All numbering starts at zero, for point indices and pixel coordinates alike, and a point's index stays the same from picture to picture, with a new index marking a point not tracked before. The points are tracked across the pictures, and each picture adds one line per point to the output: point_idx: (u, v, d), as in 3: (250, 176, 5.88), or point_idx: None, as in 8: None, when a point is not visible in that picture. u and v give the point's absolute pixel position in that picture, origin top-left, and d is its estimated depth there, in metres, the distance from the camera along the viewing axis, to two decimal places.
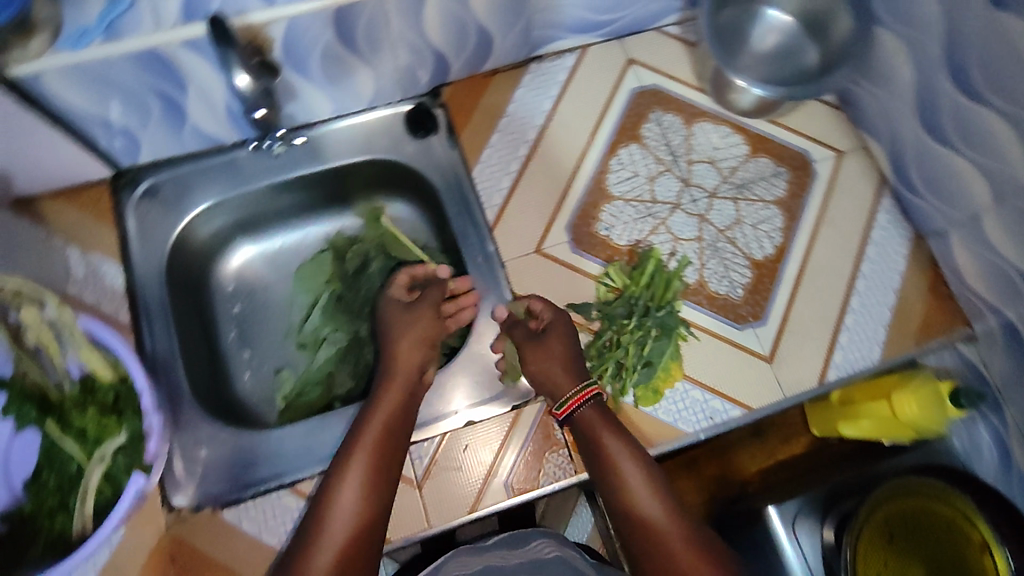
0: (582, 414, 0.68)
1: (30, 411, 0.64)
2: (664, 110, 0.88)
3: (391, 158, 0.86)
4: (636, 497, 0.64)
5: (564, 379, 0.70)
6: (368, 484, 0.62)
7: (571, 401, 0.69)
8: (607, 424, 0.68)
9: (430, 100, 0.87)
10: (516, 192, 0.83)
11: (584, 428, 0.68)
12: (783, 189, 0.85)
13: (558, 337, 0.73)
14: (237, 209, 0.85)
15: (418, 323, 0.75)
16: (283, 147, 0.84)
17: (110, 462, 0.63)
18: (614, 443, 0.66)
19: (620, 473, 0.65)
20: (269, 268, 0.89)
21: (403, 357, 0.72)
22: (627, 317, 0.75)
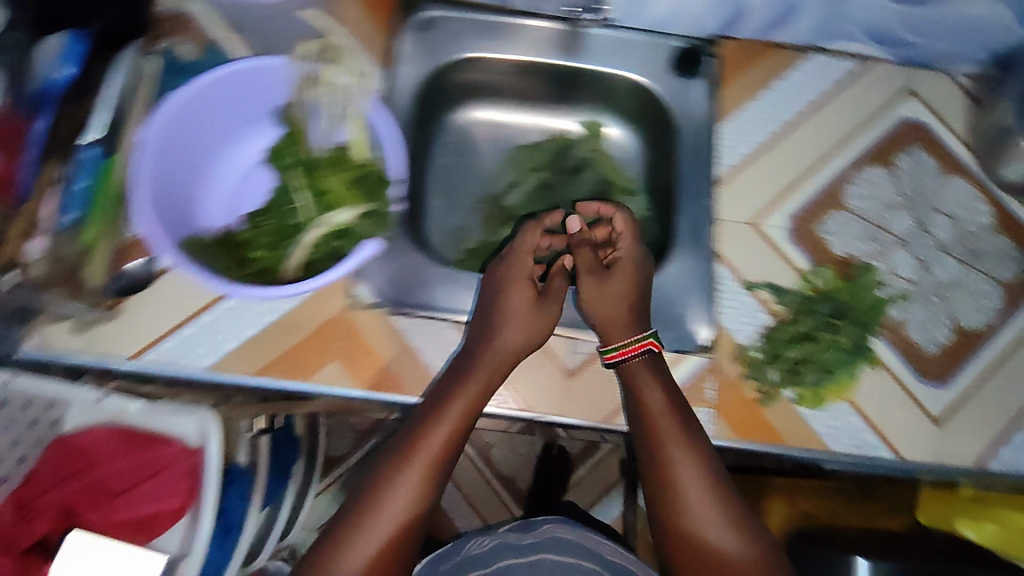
0: (633, 363, 0.71)
1: (283, 158, 0.71)
2: (925, 150, 0.84)
3: (649, 87, 0.86)
4: (679, 474, 0.69)
5: (618, 330, 0.72)
6: (443, 450, 0.68)
7: (618, 350, 0.71)
8: (650, 376, 0.71)
9: (705, 46, 0.86)
10: (756, 163, 0.82)
11: (626, 379, 0.71)
12: (1014, 274, 0.81)
13: (624, 278, 0.75)
14: (490, 72, 0.89)
15: (541, 321, 0.73)
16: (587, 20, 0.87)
17: (355, 219, 0.70)
18: (656, 396, 0.69)
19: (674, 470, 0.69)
20: (486, 137, 0.94)
21: (508, 342, 0.70)
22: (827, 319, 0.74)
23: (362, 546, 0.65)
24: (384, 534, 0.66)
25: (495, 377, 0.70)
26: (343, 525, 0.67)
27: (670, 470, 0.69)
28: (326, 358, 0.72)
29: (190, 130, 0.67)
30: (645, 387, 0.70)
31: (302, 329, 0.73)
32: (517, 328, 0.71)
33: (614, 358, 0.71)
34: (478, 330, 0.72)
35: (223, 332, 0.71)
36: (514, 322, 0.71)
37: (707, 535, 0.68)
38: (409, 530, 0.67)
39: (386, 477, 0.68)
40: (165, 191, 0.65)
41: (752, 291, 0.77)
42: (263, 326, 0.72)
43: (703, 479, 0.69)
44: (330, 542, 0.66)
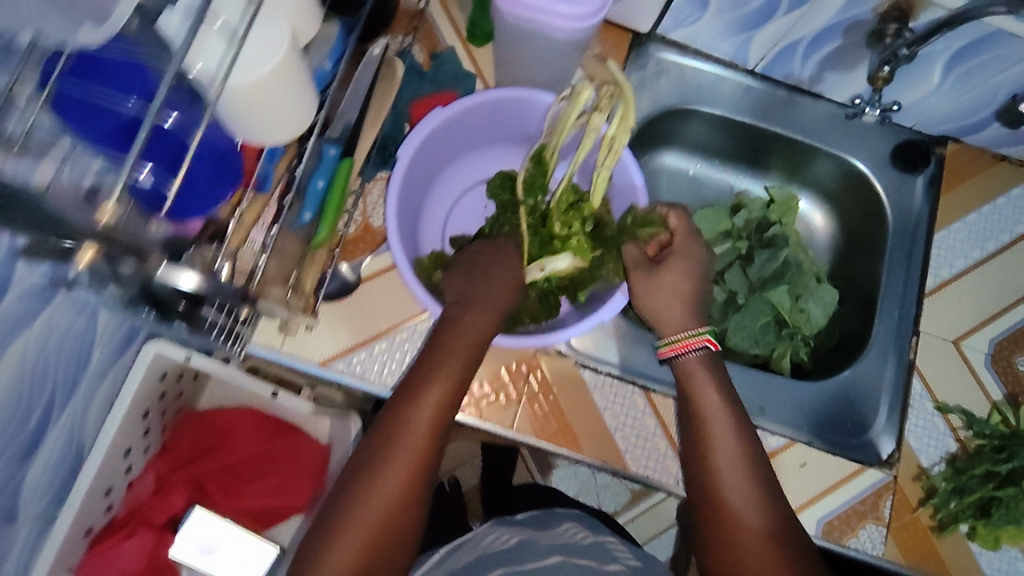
0: (687, 358, 0.66)
1: (504, 194, 0.70)
2: None
3: (863, 170, 0.84)
4: (719, 445, 0.62)
5: (671, 323, 0.68)
6: (445, 403, 0.59)
7: (672, 346, 0.67)
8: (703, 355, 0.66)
9: (932, 143, 0.83)
10: (966, 278, 0.79)
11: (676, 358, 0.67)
12: None
13: (672, 271, 0.68)
14: (698, 124, 0.87)
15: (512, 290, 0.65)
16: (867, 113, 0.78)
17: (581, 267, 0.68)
18: (710, 389, 0.64)
19: (720, 463, 0.61)
20: (669, 185, 0.92)
21: (491, 299, 0.63)
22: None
23: (364, 525, 0.54)
24: (382, 513, 0.55)
25: (491, 322, 0.63)
26: (351, 477, 0.57)
27: (723, 477, 0.61)
28: (510, 400, 0.70)
29: (436, 147, 0.68)
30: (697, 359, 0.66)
31: (491, 364, 0.71)
32: (493, 297, 0.64)
33: (666, 355, 0.67)
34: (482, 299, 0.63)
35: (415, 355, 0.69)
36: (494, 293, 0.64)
37: (744, 512, 0.59)
38: (418, 494, 0.57)
39: (378, 444, 0.57)
40: (405, 201, 0.65)
41: (943, 413, 0.74)
42: None
43: (742, 453, 0.61)
44: (339, 497, 0.56)
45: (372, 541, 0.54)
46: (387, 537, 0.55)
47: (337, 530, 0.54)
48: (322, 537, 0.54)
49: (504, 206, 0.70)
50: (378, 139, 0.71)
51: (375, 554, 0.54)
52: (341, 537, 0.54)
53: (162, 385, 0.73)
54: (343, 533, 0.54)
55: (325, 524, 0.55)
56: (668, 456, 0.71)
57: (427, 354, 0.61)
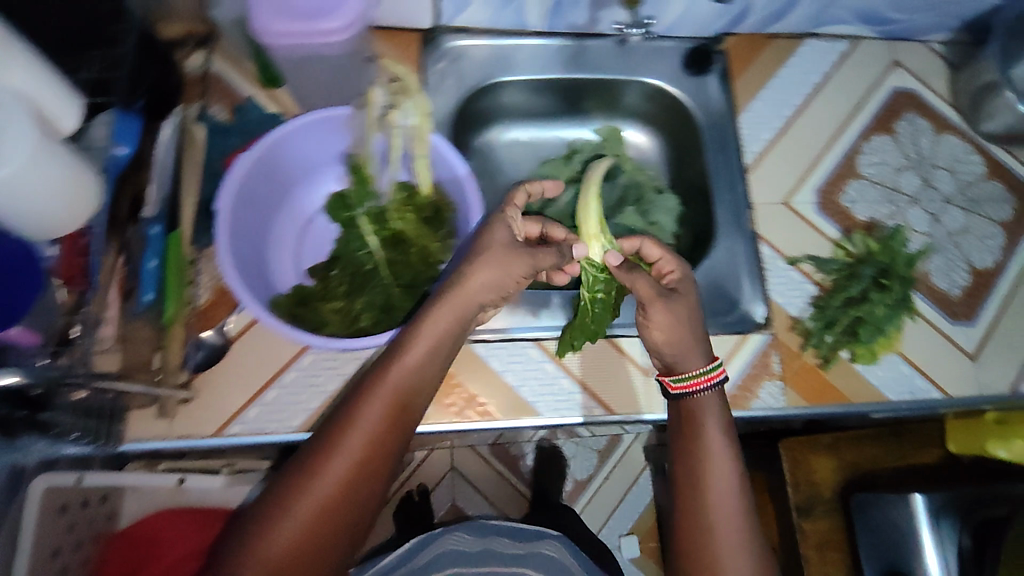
0: (703, 395, 0.70)
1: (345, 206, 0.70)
2: (917, 114, 0.93)
3: (662, 85, 0.91)
4: (716, 512, 0.67)
5: (692, 357, 0.70)
6: (416, 378, 0.60)
7: (691, 380, 0.70)
8: (713, 412, 0.70)
9: (712, 43, 0.92)
10: (777, 147, 0.88)
11: (686, 412, 0.71)
12: (1010, 215, 0.90)
13: (687, 297, 0.73)
14: (512, 91, 0.91)
15: (508, 266, 0.64)
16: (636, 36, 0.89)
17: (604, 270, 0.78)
18: (714, 431, 0.69)
19: (716, 515, 0.67)
20: (510, 158, 0.96)
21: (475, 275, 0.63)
22: (877, 280, 0.79)
23: (304, 506, 0.55)
24: (325, 494, 0.56)
25: (472, 298, 0.63)
26: (315, 445, 0.58)
27: (718, 523, 0.66)
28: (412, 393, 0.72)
29: (257, 191, 0.67)
30: (708, 417, 0.70)
31: None
32: (481, 283, 0.62)
33: (683, 389, 0.71)
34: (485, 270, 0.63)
35: (306, 393, 0.70)
36: (490, 273, 0.63)
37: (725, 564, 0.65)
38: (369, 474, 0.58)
39: (337, 424, 0.58)
40: (240, 252, 0.64)
41: (796, 266, 0.83)
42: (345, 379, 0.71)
43: (740, 520, 0.67)
44: (304, 460, 0.57)
45: (319, 513, 0.55)
46: (330, 515, 0.56)
47: (284, 505, 0.55)
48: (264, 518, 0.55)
49: (346, 219, 0.71)
50: (203, 204, 0.71)
51: (319, 526, 0.55)
52: (291, 507, 0.55)
53: (65, 516, 0.70)
54: (293, 508, 0.55)
55: (277, 494, 0.56)
56: (574, 392, 0.75)
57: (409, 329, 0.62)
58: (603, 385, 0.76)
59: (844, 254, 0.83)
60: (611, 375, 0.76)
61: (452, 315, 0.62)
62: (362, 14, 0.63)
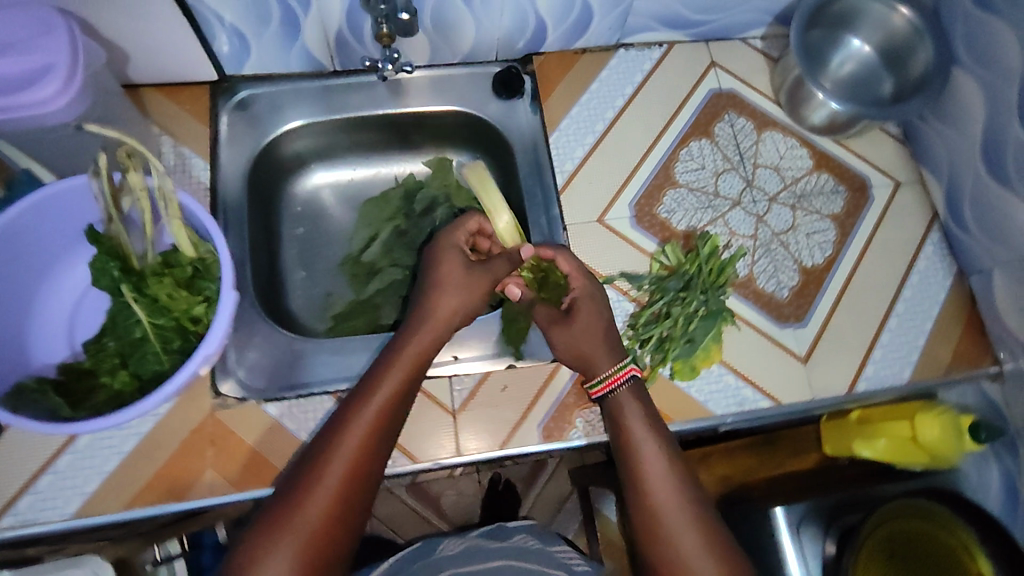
0: (618, 392, 0.70)
1: (112, 269, 0.65)
2: (738, 114, 0.91)
3: (473, 113, 0.89)
4: (659, 505, 0.63)
5: (601, 362, 0.72)
6: (389, 409, 0.61)
7: (605, 382, 0.71)
8: (638, 407, 0.69)
9: (520, 66, 0.91)
10: (588, 163, 0.86)
11: (618, 415, 0.69)
12: (840, 207, 0.88)
13: (591, 310, 0.75)
14: (320, 134, 0.89)
15: (468, 290, 0.71)
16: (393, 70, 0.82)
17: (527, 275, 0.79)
18: (637, 427, 0.67)
19: (659, 510, 0.62)
20: (336, 199, 0.93)
21: (444, 303, 0.69)
22: (682, 292, 0.78)
23: (290, 547, 0.53)
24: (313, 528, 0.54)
25: (442, 330, 0.68)
26: (291, 482, 0.57)
27: (664, 518, 0.62)
28: (198, 470, 0.69)
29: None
30: (631, 417, 0.68)
31: (166, 446, 0.70)
32: (450, 296, 0.70)
33: (600, 393, 0.71)
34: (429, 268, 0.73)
35: (79, 476, 0.68)
36: (449, 291, 0.70)
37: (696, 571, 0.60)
38: (350, 508, 0.57)
39: (319, 457, 0.58)
40: None
41: (611, 284, 0.80)
42: (124, 455, 0.69)
43: (688, 512, 0.62)
44: (283, 502, 0.56)
45: (309, 543, 0.54)
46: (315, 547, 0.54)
47: (268, 538, 0.53)
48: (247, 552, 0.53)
49: (110, 284, 0.65)
50: None
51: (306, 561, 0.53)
52: (274, 541, 0.53)
53: None
54: (280, 545, 0.53)
55: (269, 521, 0.55)
56: None
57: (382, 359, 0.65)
58: (408, 433, 0.74)
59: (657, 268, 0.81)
60: (417, 422, 0.74)
61: (422, 348, 0.66)
62: (76, 80, 0.60)
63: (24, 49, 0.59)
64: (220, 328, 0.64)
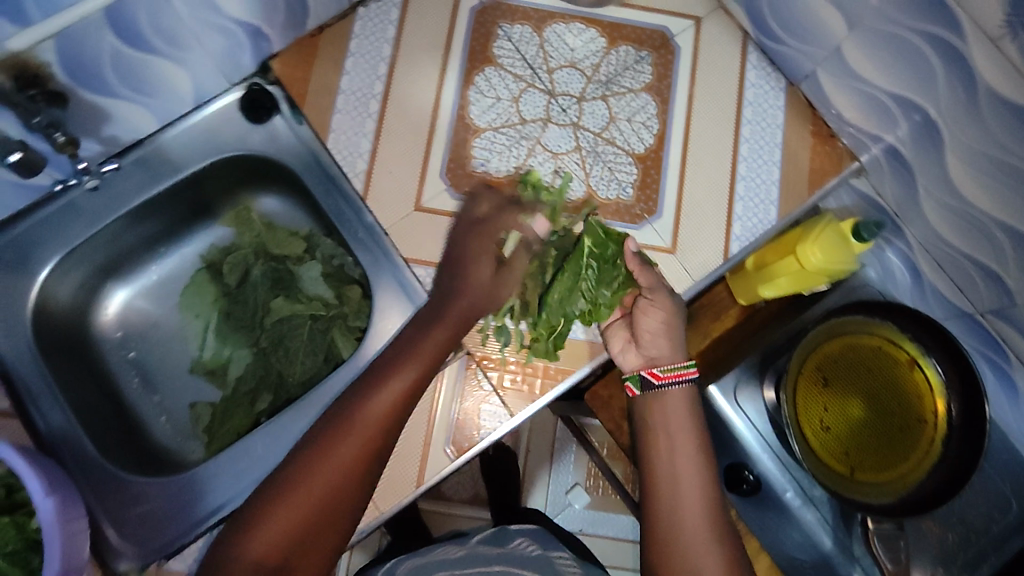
0: (669, 393, 0.66)
1: None
2: (510, 23, 0.82)
3: (237, 152, 0.79)
4: (686, 513, 0.61)
5: (661, 348, 0.69)
6: (399, 401, 0.59)
7: (669, 373, 0.67)
8: (685, 409, 0.66)
9: (262, 78, 0.79)
10: (380, 152, 0.77)
11: (663, 411, 0.66)
12: (649, 74, 0.81)
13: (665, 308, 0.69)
14: (95, 253, 0.78)
15: (493, 287, 0.63)
16: (95, 180, 0.75)
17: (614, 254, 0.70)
18: (682, 429, 0.65)
19: (682, 516, 0.61)
20: (153, 303, 0.83)
21: (476, 279, 0.63)
22: None
23: (272, 532, 0.54)
24: (303, 513, 0.54)
25: (480, 298, 0.63)
26: (299, 458, 0.57)
27: (687, 529, 0.60)
28: None
29: None
30: (676, 422, 0.66)
31: None
32: (479, 268, 0.63)
33: (665, 380, 0.67)
34: (471, 295, 0.62)
35: None
36: (476, 269, 0.63)
37: None
38: (349, 499, 0.56)
39: (324, 435, 0.57)
40: None
41: None
42: None
43: (709, 526, 0.60)
44: (276, 482, 0.56)
45: (305, 522, 0.54)
46: (317, 531, 0.55)
47: (281, 510, 0.54)
48: (262, 522, 0.54)
49: None
50: None
51: (305, 539, 0.54)
52: (275, 513, 0.54)
53: None
54: (272, 519, 0.54)
55: (261, 499, 0.56)
56: None
57: (415, 336, 0.62)
58: None
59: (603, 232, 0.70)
60: None
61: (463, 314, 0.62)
62: None
63: None
64: (55, 546, 0.57)
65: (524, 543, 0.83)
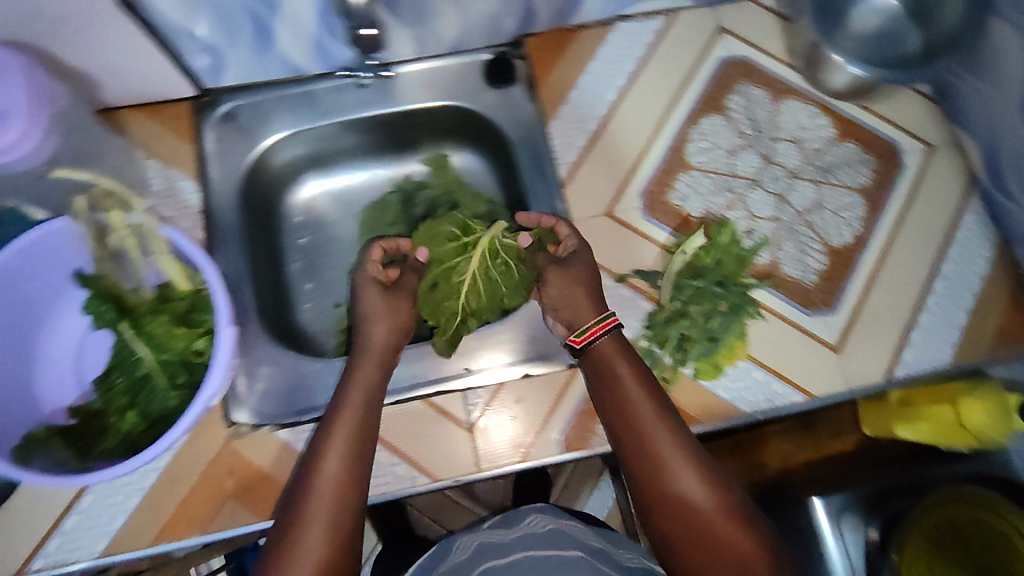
0: (600, 342, 0.67)
1: (108, 310, 0.65)
2: (751, 83, 0.84)
3: (466, 106, 0.85)
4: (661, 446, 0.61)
5: (584, 310, 0.69)
6: (355, 429, 0.63)
7: (586, 333, 0.67)
8: (620, 355, 0.66)
9: (512, 49, 0.85)
10: (594, 152, 0.81)
11: (595, 364, 0.67)
12: (868, 178, 0.82)
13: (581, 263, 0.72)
14: (312, 140, 0.85)
15: (396, 313, 0.71)
16: (370, 79, 0.83)
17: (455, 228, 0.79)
18: (625, 373, 0.65)
19: (666, 458, 0.61)
20: (336, 205, 0.90)
21: (377, 341, 0.69)
22: (698, 282, 0.73)
23: (301, 569, 0.56)
24: (318, 545, 0.57)
25: (382, 357, 0.69)
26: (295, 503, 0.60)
27: (668, 461, 0.61)
28: (221, 498, 0.68)
29: None
30: (618, 363, 0.66)
31: (185, 479, 0.68)
32: (377, 312, 0.70)
33: (583, 343, 0.67)
34: (381, 331, 0.69)
35: (103, 514, 0.67)
36: (382, 319, 0.70)
37: (710, 513, 0.58)
38: (350, 508, 0.60)
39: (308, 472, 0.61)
40: None
41: (624, 282, 0.76)
42: (144, 492, 0.68)
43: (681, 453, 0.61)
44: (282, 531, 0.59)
45: (325, 543, 0.58)
46: (335, 563, 0.57)
47: (286, 559, 0.57)
48: None
49: (108, 324, 0.65)
50: None
51: (332, 558, 0.57)
52: (291, 550, 0.57)
53: None
54: (290, 559, 0.57)
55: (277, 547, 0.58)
56: (394, 465, 0.71)
57: (335, 401, 0.65)
58: (426, 451, 0.71)
59: (460, 227, 0.79)
60: (435, 439, 0.72)
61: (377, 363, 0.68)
62: (35, 107, 0.57)
63: None
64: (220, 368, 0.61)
65: (537, 520, 0.76)
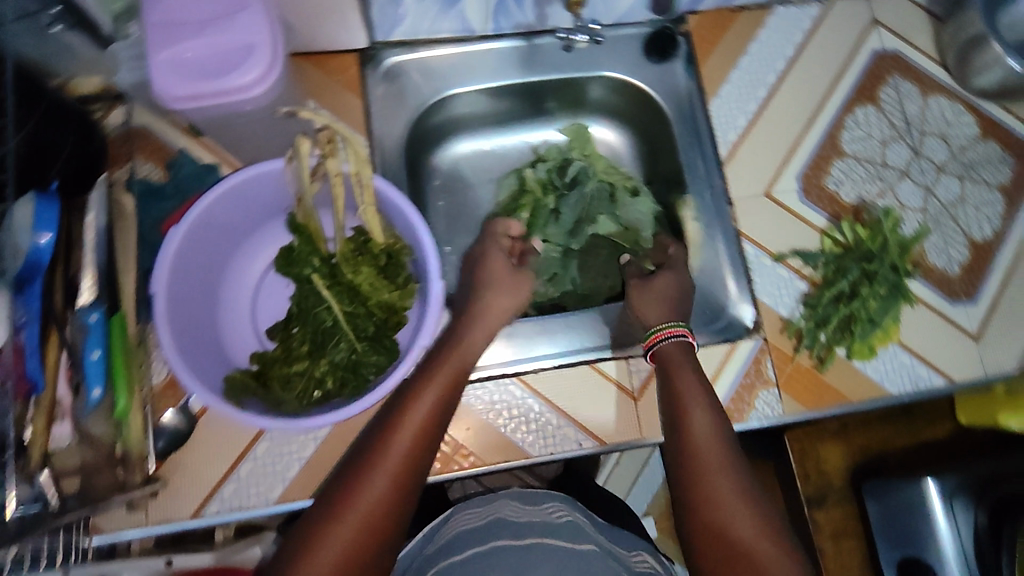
0: (667, 345, 0.70)
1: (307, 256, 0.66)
2: (903, 77, 0.86)
3: (624, 77, 0.85)
4: (722, 483, 0.61)
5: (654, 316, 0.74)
6: (418, 437, 0.60)
7: (652, 334, 0.72)
8: (689, 372, 0.68)
9: (673, 26, 0.85)
10: (753, 133, 0.83)
11: (670, 381, 0.68)
12: (1008, 177, 0.85)
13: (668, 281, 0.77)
14: (466, 102, 0.85)
15: (512, 291, 0.74)
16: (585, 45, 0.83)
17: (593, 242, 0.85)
18: (696, 406, 0.65)
19: (724, 494, 0.60)
20: (478, 169, 0.91)
21: (473, 334, 0.68)
22: (866, 265, 0.76)
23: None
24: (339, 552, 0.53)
25: (468, 351, 0.67)
26: (326, 505, 0.56)
27: (725, 503, 0.60)
28: None
29: (195, 262, 0.63)
30: (688, 395, 0.66)
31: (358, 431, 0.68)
32: (495, 299, 0.72)
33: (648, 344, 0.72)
34: (477, 333, 0.69)
35: (279, 463, 0.67)
36: (491, 305, 0.71)
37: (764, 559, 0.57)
38: (386, 528, 0.55)
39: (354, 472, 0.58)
40: (184, 324, 0.61)
41: (782, 262, 0.79)
42: (319, 441, 0.68)
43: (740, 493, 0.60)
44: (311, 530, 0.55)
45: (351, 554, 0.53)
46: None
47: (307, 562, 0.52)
48: None
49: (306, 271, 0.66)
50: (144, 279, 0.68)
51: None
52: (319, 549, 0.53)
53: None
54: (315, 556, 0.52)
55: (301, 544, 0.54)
56: (562, 426, 0.71)
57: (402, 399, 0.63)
58: (592, 415, 0.72)
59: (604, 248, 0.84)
60: (600, 403, 0.72)
61: (461, 359, 0.66)
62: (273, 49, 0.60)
63: (220, 29, 0.58)
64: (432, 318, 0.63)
65: (554, 504, 0.72)
